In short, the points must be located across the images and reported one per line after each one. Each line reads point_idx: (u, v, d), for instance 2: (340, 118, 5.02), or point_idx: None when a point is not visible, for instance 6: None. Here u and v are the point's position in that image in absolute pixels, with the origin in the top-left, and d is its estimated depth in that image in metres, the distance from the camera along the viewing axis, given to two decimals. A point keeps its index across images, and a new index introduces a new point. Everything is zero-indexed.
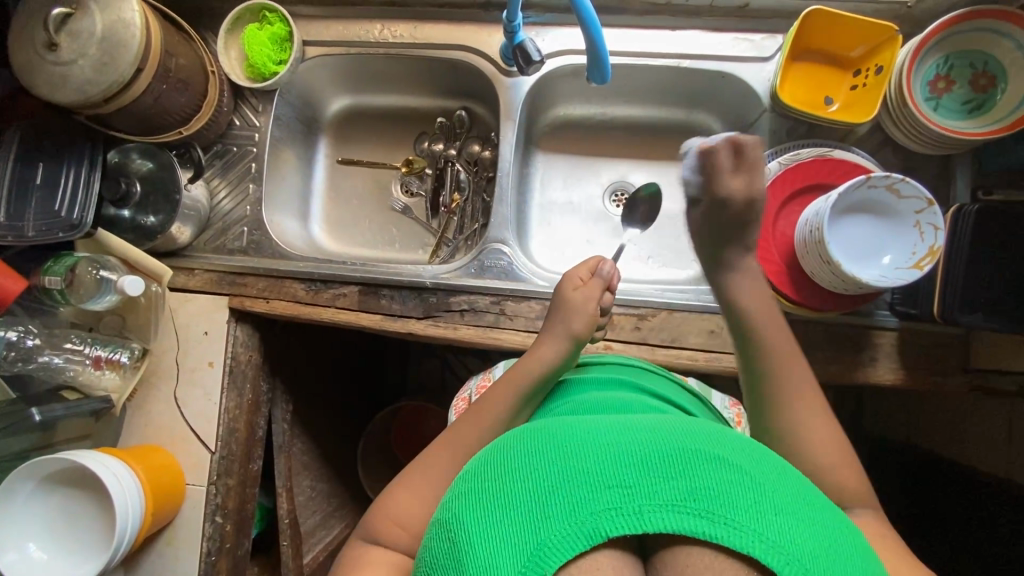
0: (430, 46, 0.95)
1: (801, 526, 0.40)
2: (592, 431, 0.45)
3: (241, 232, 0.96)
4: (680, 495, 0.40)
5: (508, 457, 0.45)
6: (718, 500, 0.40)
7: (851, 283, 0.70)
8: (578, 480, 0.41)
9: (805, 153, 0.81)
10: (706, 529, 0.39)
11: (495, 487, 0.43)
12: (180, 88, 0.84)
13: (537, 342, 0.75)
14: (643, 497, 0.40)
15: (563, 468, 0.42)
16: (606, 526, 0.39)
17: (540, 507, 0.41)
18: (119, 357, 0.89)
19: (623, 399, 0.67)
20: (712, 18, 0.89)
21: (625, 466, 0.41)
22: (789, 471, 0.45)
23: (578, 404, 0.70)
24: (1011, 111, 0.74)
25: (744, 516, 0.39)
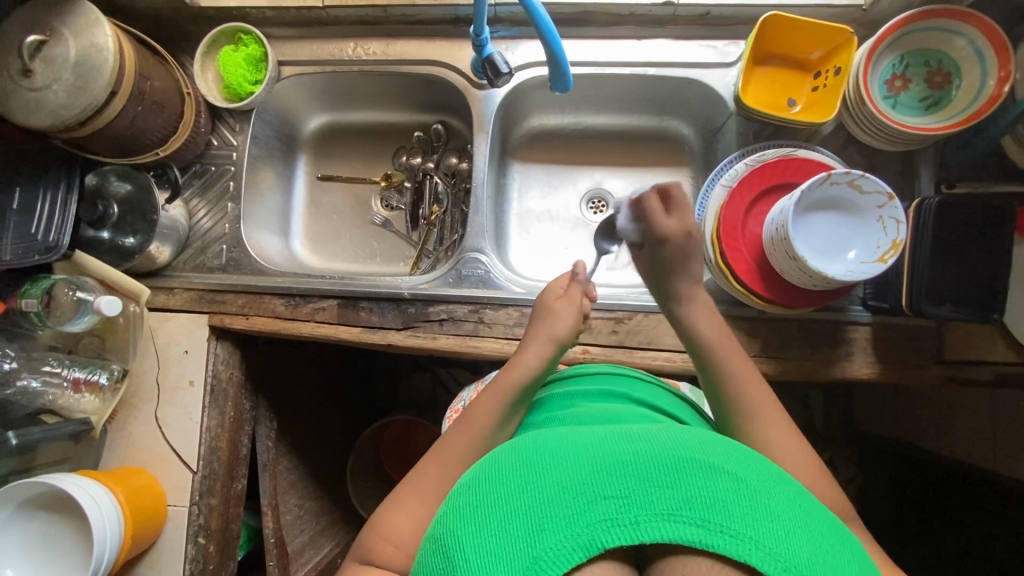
0: (403, 62, 0.97)
1: (794, 531, 0.41)
2: (589, 443, 0.47)
3: (221, 250, 0.97)
4: (675, 504, 0.42)
5: (507, 469, 0.47)
6: (714, 509, 0.41)
7: (819, 280, 0.71)
8: (575, 492, 0.43)
9: (770, 153, 0.82)
10: (703, 538, 0.40)
11: (495, 499, 0.45)
12: (156, 110, 0.85)
13: (521, 349, 0.74)
14: (639, 508, 0.42)
15: (560, 480, 0.44)
16: (603, 537, 0.41)
17: (539, 519, 0.42)
18: (97, 378, 0.89)
19: (613, 407, 0.67)
20: (676, 28, 0.91)
21: (621, 477, 0.43)
22: (781, 476, 0.46)
23: (561, 415, 0.69)
24: (966, 106, 0.76)
25: (740, 524, 0.41)
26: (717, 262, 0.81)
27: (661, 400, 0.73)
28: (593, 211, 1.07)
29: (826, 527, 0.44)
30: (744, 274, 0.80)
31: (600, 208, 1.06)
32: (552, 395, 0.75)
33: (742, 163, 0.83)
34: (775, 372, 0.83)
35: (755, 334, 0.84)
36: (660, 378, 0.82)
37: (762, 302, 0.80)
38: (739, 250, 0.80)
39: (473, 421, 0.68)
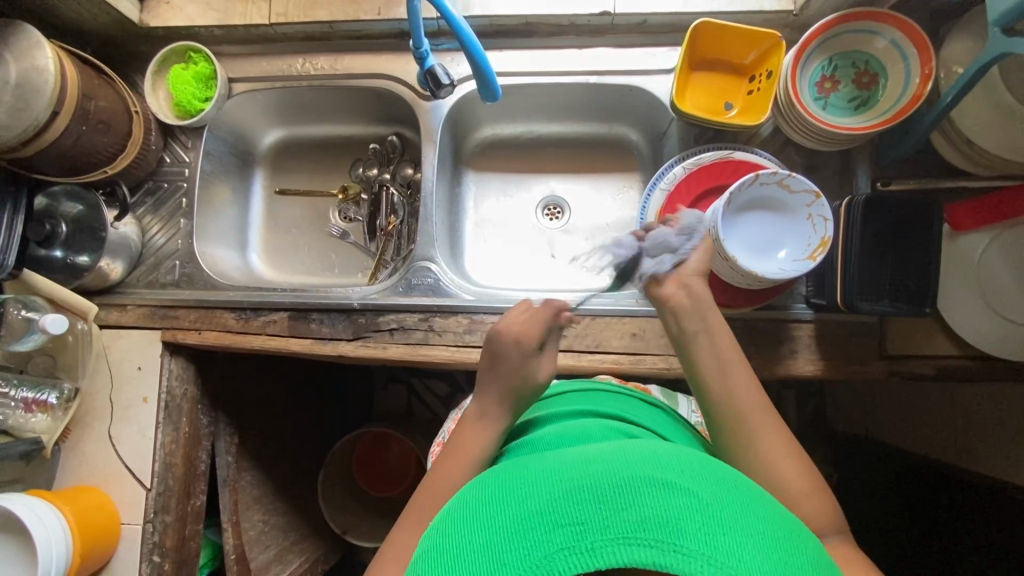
0: (352, 77, 0.99)
1: (746, 543, 0.41)
2: (549, 471, 0.48)
3: (174, 266, 0.97)
4: (628, 526, 0.41)
5: (473, 508, 0.48)
6: (666, 527, 0.41)
7: (752, 279, 0.72)
8: (532, 524, 0.43)
9: (707, 155, 0.83)
10: (657, 560, 0.39)
11: (461, 537, 0.46)
12: (102, 129, 0.86)
13: (478, 417, 0.69)
14: (593, 532, 0.41)
15: (519, 513, 0.45)
16: (559, 566, 0.41)
17: (499, 554, 0.43)
18: (47, 397, 0.89)
19: (578, 423, 0.66)
20: (617, 36, 0.93)
21: (576, 503, 0.43)
22: (739, 489, 0.46)
23: (524, 441, 0.68)
24: (891, 106, 0.78)
25: (693, 541, 0.40)
26: None
27: (628, 409, 0.72)
28: (548, 218, 1.08)
29: (782, 534, 0.44)
30: None
31: (555, 214, 1.07)
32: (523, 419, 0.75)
33: (679, 167, 0.84)
34: None
35: None
36: (631, 388, 0.82)
37: None
38: None
39: (444, 474, 0.65)
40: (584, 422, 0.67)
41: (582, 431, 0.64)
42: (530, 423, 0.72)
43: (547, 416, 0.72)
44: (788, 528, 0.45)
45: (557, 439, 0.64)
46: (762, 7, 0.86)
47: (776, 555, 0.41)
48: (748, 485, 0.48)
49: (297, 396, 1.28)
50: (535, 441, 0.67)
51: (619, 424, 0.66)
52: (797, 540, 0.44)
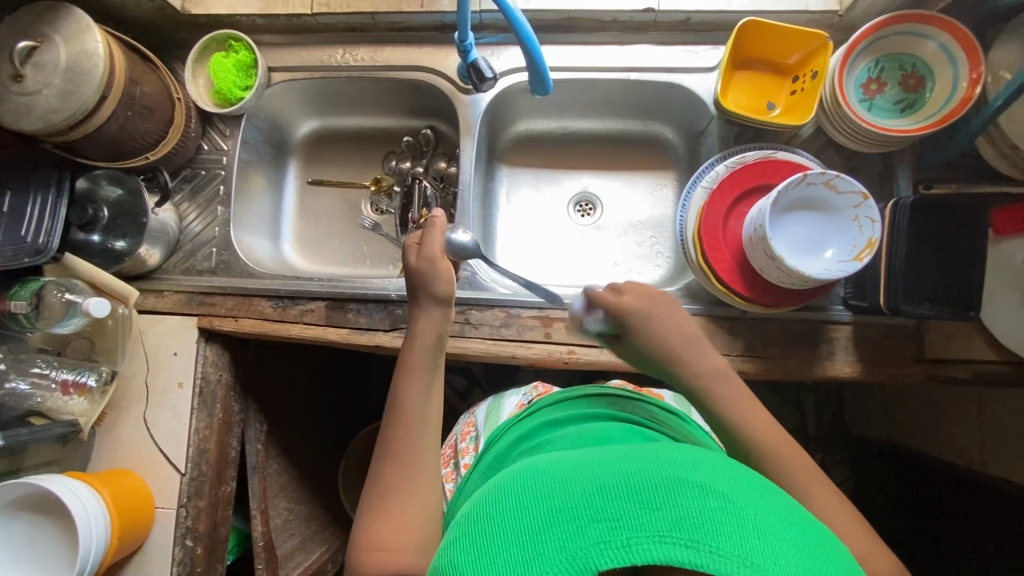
0: (391, 68, 0.98)
1: (782, 549, 0.41)
2: (581, 468, 0.48)
3: (211, 253, 0.98)
4: (664, 525, 0.41)
5: (504, 499, 0.48)
6: (703, 527, 0.41)
7: (797, 278, 0.73)
8: (566, 516, 0.43)
9: (749, 155, 0.83)
10: (694, 559, 0.39)
11: (493, 528, 0.46)
12: (146, 115, 0.87)
13: (417, 312, 0.73)
14: (629, 529, 0.41)
15: (552, 506, 0.45)
16: (596, 561, 0.40)
17: (533, 546, 0.43)
18: (86, 380, 0.89)
19: (601, 426, 0.69)
20: (659, 34, 0.93)
21: (611, 500, 0.43)
22: (772, 499, 0.46)
23: (546, 440, 0.69)
24: (938, 109, 0.78)
25: (730, 543, 0.40)
26: (698, 262, 0.83)
27: (643, 414, 0.75)
28: (580, 214, 1.08)
29: (815, 542, 0.43)
30: (724, 273, 0.81)
31: (587, 210, 1.08)
32: (539, 420, 0.76)
33: (721, 165, 0.84)
34: (758, 371, 0.84)
35: (737, 334, 0.85)
36: (644, 394, 0.84)
37: (744, 301, 0.81)
38: (719, 250, 0.82)
39: (403, 400, 0.69)
40: (603, 426, 0.69)
41: (602, 433, 0.66)
42: (546, 423, 0.73)
43: (565, 417, 0.74)
44: (818, 537, 0.45)
45: (581, 437, 0.66)
46: (807, 7, 0.86)
47: (810, 561, 0.41)
48: (780, 495, 0.48)
49: (323, 387, 1.29)
50: (553, 439, 0.68)
51: (639, 429, 0.68)
52: (830, 550, 0.44)
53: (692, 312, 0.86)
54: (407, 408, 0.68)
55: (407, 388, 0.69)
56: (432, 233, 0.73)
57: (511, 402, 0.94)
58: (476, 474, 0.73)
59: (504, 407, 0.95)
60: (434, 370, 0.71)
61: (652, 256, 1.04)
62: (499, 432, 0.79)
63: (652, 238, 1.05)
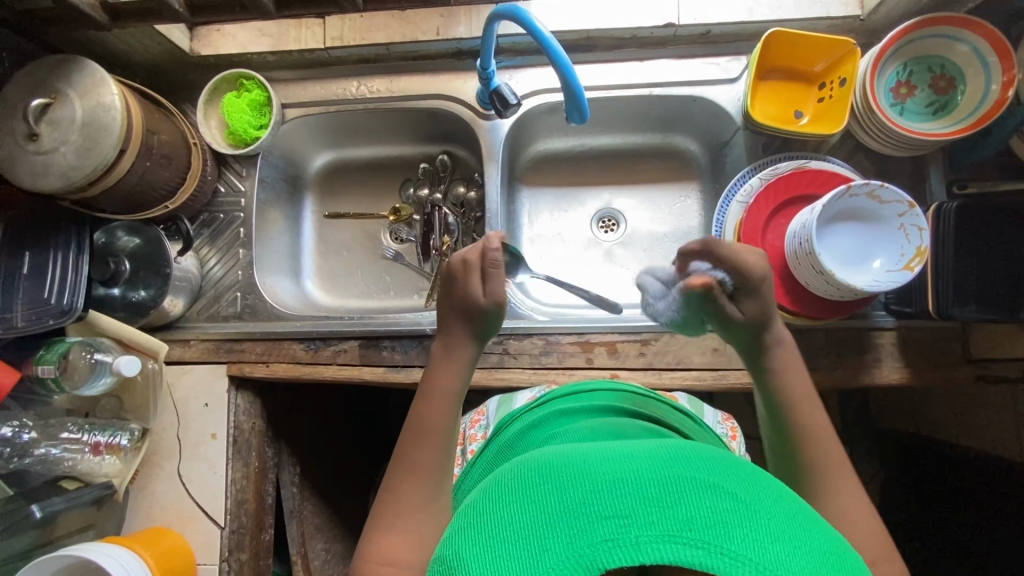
0: (409, 97, 0.97)
1: (797, 555, 0.38)
2: (589, 460, 0.45)
3: (235, 297, 0.95)
4: (674, 525, 0.38)
5: (507, 491, 0.45)
6: (715, 530, 0.38)
7: (845, 291, 0.72)
8: (574, 511, 0.40)
9: (782, 166, 0.83)
10: (703, 561, 0.36)
11: (495, 518, 0.43)
12: (164, 163, 0.85)
13: (445, 344, 0.68)
14: (637, 527, 0.38)
15: (558, 498, 0.41)
16: (603, 559, 0.37)
17: (538, 539, 0.40)
18: (119, 440, 0.86)
19: (615, 421, 0.66)
20: (678, 47, 0.92)
21: (619, 495, 0.40)
22: (788, 499, 0.43)
23: (558, 431, 0.65)
24: (972, 111, 0.77)
25: (742, 545, 0.37)
26: None
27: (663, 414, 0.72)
28: (604, 231, 1.07)
29: (826, 541, 0.41)
30: None
31: (611, 227, 1.06)
32: (550, 408, 0.72)
33: (755, 178, 0.84)
34: None
35: None
36: (657, 392, 0.81)
37: (787, 315, 0.80)
38: None
39: (429, 424, 0.63)
40: (621, 421, 0.66)
41: (616, 429, 0.62)
42: (561, 413, 0.70)
43: (577, 407, 0.70)
44: (830, 538, 0.42)
45: (596, 431, 0.62)
46: (828, 14, 0.85)
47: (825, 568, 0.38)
48: (798, 497, 0.44)
49: (354, 422, 1.26)
50: (565, 431, 0.64)
51: (651, 427, 0.66)
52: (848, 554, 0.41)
53: None
54: (430, 429, 0.63)
55: (434, 413, 0.64)
56: (496, 272, 0.67)
57: (523, 397, 0.83)
58: (483, 459, 0.70)
59: (517, 401, 0.83)
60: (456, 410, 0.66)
61: None
62: (512, 416, 0.75)
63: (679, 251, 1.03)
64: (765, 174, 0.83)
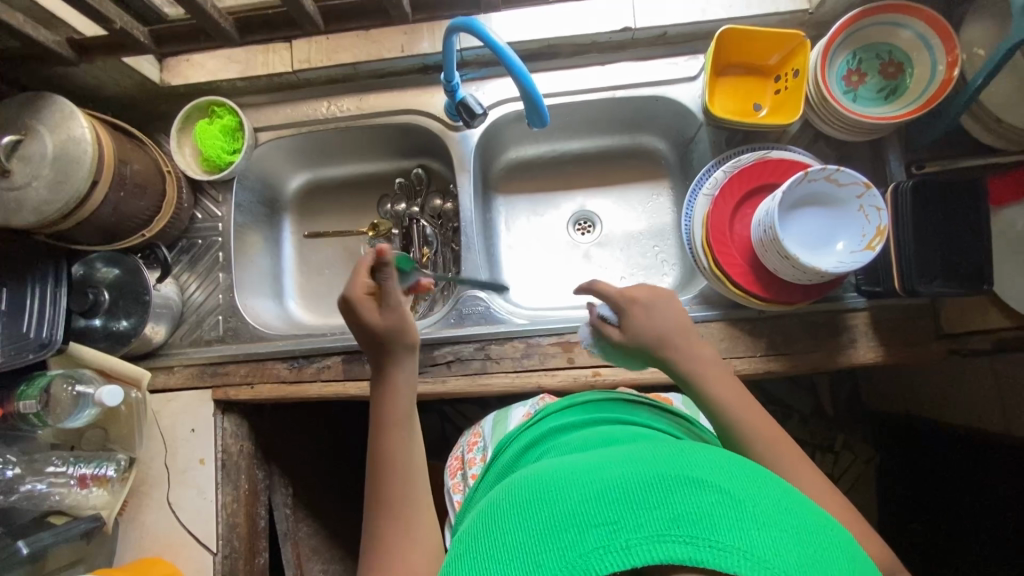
0: (379, 114, 0.99)
1: (782, 539, 0.39)
2: (577, 472, 0.46)
3: (217, 321, 0.96)
4: (662, 525, 0.39)
5: (500, 512, 0.46)
6: (702, 523, 0.39)
7: (812, 274, 0.73)
8: (566, 524, 0.41)
9: (745, 158, 0.85)
10: (692, 556, 0.37)
11: (491, 540, 0.44)
12: (138, 193, 0.86)
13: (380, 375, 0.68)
14: (627, 531, 0.39)
15: (549, 513, 0.42)
16: (595, 566, 0.38)
17: (533, 555, 0.40)
18: (106, 471, 0.85)
19: (605, 429, 0.66)
20: (636, 50, 0.94)
21: (608, 503, 0.41)
22: (774, 486, 0.44)
23: (553, 445, 0.66)
24: (921, 93, 0.80)
25: (729, 535, 0.38)
26: (711, 269, 0.83)
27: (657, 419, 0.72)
28: (580, 233, 1.08)
29: (815, 523, 0.42)
30: (737, 276, 0.81)
31: (587, 229, 1.08)
32: (543, 427, 0.72)
33: (719, 171, 0.86)
34: (783, 368, 0.84)
35: (757, 334, 0.86)
36: (653, 399, 0.81)
37: (761, 303, 0.82)
38: (729, 253, 0.82)
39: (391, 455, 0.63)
40: (611, 429, 0.66)
41: (606, 436, 0.63)
42: (554, 429, 0.70)
43: (568, 423, 0.71)
44: (819, 518, 0.43)
45: (588, 441, 0.63)
46: (778, 9, 0.88)
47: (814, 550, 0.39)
48: (785, 484, 0.46)
49: (346, 439, 1.25)
50: (560, 444, 0.65)
51: (644, 431, 0.65)
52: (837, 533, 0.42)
53: (710, 318, 0.87)
54: (394, 461, 0.63)
55: (391, 443, 0.64)
56: (387, 278, 0.66)
57: (518, 413, 0.85)
58: (485, 483, 0.71)
59: (512, 417, 0.86)
60: (412, 434, 0.66)
61: (658, 265, 1.04)
62: (509, 440, 0.76)
63: (656, 248, 1.05)
64: (722, 171, 0.85)
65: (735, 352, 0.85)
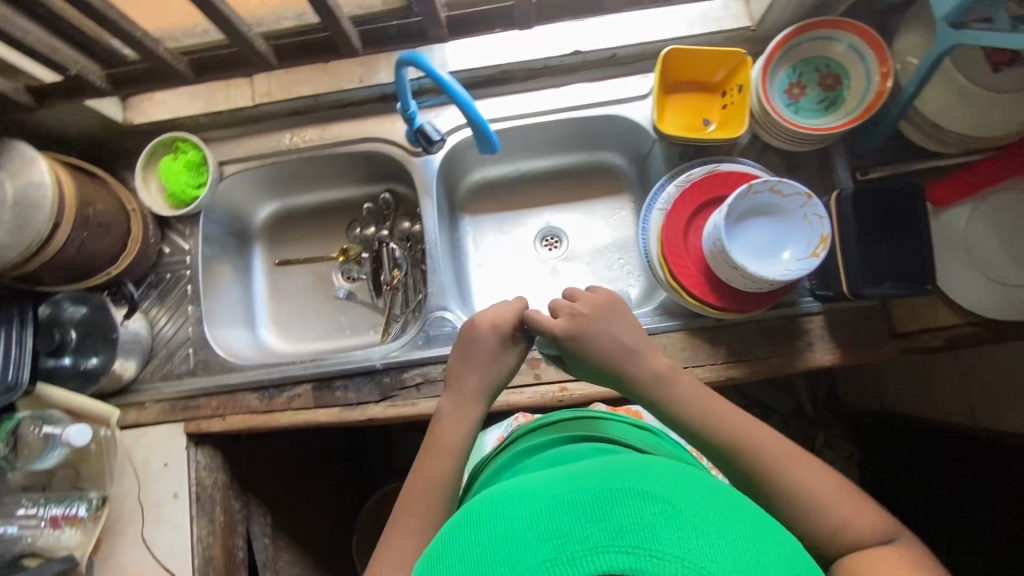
0: (341, 142, 1.01)
1: (720, 545, 0.40)
2: (532, 490, 0.47)
3: (187, 354, 0.96)
4: (605, 537, 0.40)
5: (459, 533, 0.47)
6: (644, 533, 0.40)
7: (761, 283, 0.76)
8: (517, 541, 0.42)
9: (696, 172, 0.87)
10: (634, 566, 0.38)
11: (449, 561, 0.45)
12: (103, 233, 0.87)
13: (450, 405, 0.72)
14: (573, 544, 0.40)
15: (503, 531, 0.44)
16: None
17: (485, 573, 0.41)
18: (76, 511, 0.86)
19: (570, 447, 0.67)
20: (588, 71, 0.97)
21: (557, 518, 0.42)
22: (720, 495, 0.46)
23: (521, 467, 0.67)
24: (858, 103, 0.84)
25: (669, 544, 0.39)
26: (668, 282, 0.85)
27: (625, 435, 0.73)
28: (548, 249, 1.10)
29: (757, 530, 0.43)
30: (693, 286, 0.83)
31: (554, 245, 1.10)
32: (513, 451, 0.73)
33: (671, 186, 0.88)
34: (744, 374, 0.86)
35: (717, 342, 0.88)
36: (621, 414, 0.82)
37: (718, 312, 0.84)
38: (684, 266, 0.84)
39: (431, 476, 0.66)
40: (575, 446, 0.67)
41: (570, 453, 0.64)
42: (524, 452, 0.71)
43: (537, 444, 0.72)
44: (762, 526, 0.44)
45: (553, 460, 0.64)
46: (721, 27, 0.91)
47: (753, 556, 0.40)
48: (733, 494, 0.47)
49: (326, 464, 1.24)
50: (527, 465, 0.66)
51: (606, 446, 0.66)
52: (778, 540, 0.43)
53: (671, 329, 0.89)
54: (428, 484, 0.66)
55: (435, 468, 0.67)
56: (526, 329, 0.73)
57: (493, 437, 0.87)
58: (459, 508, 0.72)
59: (488, 443, 0.88)
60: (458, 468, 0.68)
61: (624, 277, 1.06)
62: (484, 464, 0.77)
63: (621, 260, 1.07)
64: (675, 187, 0.88)
65: (697, 361, 0.87)
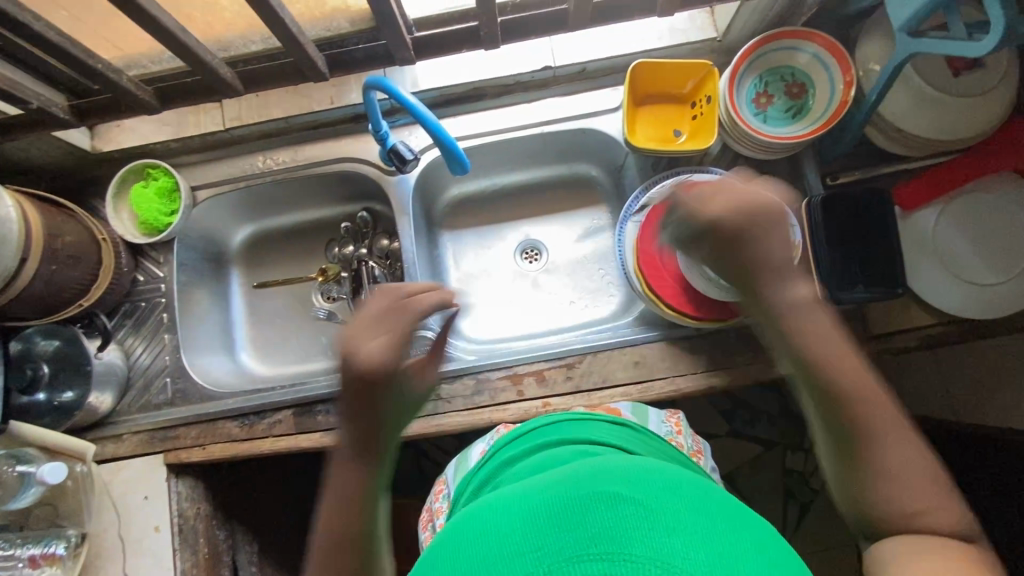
0: (315, 164, 1.00)
1: (695, 545, 0.39)
2: (507, 506, 0.46)
3: (165, 383, 0.95)
4: (579, 544, 0.39)
5: (438, 558, 0.45)
6: (618, 537, 0.39)
7: (735, 293, 0.76)
8: (494, 561, 0.41)
9: (668, 183, 0.87)
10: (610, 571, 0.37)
11: None
12: (72, 264, 0.85)
13: None
14: (547, 555, 0.39)
15: (480, 553, 0.42)
16: None
17: None
18: (54, 549, 0.84)
19: (549, 452, 0.66)
20: (560, 86, 0.98)
21: (532, 531, 0.41)
22: (693, 494, 0.45)
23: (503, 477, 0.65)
24: (823, 110, 0.85)
25: (644, 546, 0.38)
26: (645, 293, 0.86)
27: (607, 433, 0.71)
28: (528, 261, 1.10)
29: (732, 525, 0.42)
30: (670, 298, 0.84)
31: (534, 257, 1.10)
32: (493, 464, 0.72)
33: (645, 197, 0.89)
34: (725, 382, 0.87)
35: (697, 351, 0.88)
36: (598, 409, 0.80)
37: (696, 322, 0.85)
38: (661, 278, 0.85)
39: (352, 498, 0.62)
40: (552, 451, 0.66)
41: (547, 460, 0.63)
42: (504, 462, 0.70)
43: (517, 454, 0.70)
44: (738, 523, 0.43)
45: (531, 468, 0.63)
46: (687, 39, 0.92)
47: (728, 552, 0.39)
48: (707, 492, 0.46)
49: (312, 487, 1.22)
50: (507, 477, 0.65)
51: (584, 447, 0.65)
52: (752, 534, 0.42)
53: (651, 339, 0.89)
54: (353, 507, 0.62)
55: None
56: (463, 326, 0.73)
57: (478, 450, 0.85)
58: None
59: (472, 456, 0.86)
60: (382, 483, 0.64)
61: (604, 287, 1.06)
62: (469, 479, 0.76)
63: (601, 271, 1.07)
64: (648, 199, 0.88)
65: (678, 371, 0.88)
